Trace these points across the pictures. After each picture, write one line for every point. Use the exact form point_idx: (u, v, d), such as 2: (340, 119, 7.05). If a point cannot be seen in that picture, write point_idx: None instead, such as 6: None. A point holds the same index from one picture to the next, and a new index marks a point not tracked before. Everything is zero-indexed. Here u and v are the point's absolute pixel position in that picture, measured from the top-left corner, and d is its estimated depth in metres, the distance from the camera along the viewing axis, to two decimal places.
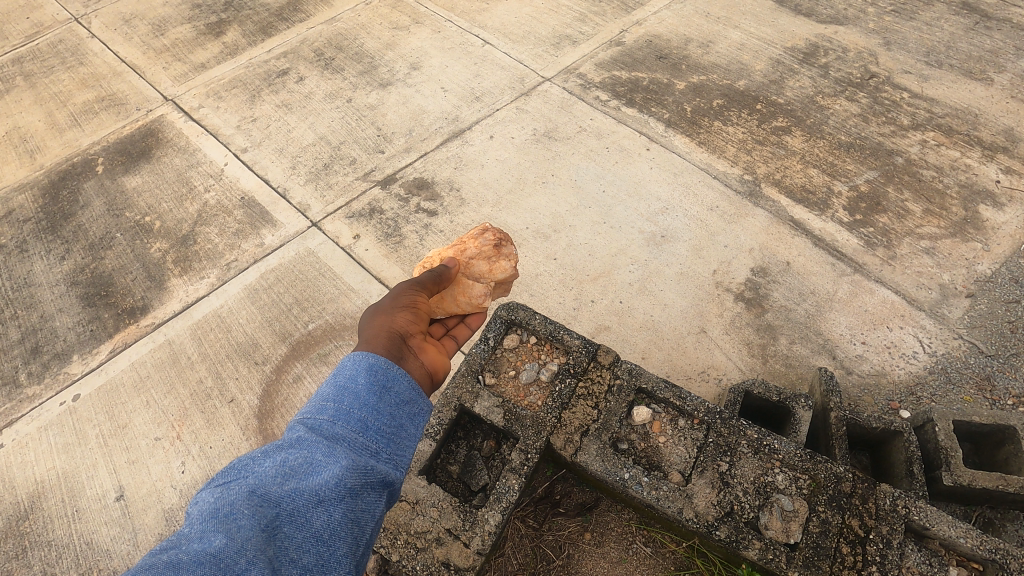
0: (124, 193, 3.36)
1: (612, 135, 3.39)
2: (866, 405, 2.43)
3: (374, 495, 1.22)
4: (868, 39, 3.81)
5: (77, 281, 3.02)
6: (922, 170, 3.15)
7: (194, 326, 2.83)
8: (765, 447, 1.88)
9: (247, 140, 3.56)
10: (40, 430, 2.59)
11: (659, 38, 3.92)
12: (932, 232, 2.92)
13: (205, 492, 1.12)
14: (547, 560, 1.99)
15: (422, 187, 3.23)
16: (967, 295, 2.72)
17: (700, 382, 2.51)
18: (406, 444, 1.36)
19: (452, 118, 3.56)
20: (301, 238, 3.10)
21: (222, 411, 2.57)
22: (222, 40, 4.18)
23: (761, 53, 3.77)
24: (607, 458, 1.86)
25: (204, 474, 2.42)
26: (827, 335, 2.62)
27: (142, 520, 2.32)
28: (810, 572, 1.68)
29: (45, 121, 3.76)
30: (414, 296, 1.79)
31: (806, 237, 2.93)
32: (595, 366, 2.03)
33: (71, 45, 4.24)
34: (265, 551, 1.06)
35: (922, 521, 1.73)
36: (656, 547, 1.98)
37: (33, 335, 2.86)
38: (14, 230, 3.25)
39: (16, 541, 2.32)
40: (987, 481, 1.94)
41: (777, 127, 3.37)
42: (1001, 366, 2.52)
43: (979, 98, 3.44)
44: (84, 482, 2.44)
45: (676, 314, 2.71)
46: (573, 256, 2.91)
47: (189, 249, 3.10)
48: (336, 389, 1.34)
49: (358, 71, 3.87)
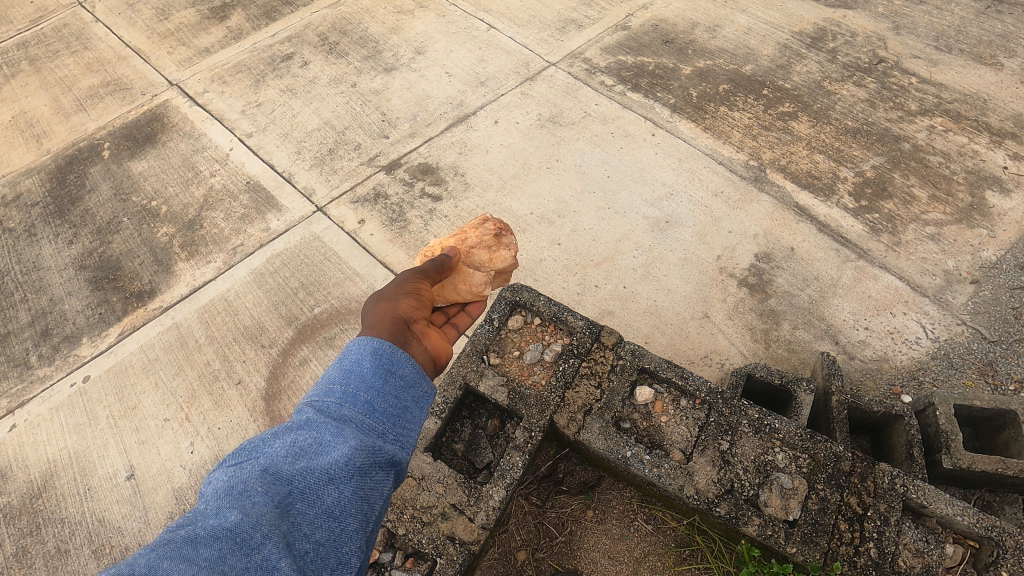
0: (131, 178, 3.38)
1: (617, 121, 3.38)
2: (868, 389, 2.45)
3: (382, 474, 1.25)
4: (877, 23, 3.78)
5: (85, 265, 3.05)
6: (930, 156, 3.13)
7: (201, 310, 2.86)
8: (765, 427, 1.91)
9: (252, 125, 3.56)
10: (51, 411, 2.63)
11: (665, 22, 3.89)
12: (938, 218, 2.92)
13: (218, 472, 1.14)
14: (550, 536, 2.03)
15: (426, 172, 3.24)
16: (971, 281, 2.73)
17: (703, 366, 2.53)
18: (412, 425, 1.39)
19: (457, 103, 3.56)
20: (306, 222, 3.11)
21: (229, 393, 2.60)
22: (227, 24, 4.18)
23: (769, 37, 3.74)
24: (610, 436, 1.89)
25: (213, 454, 2.46)
26: (830, 321, 2.63)
27: (152, 498, 2.37)
28: (809, 548, 1.71)
29: (51, 105, 3.77)
30: (417, 284, 1.81)
31: (811, 223, 2.93)
32: (598, 347, 2.05)
33: (77, 29, 4.24)
34: (279, 526, 1.09)
35: (920, 499, 1.75)
36: (658, 525, 2.01)
37: (44, 318, 2.90)
38: (22, 214, 3.28)
39: (30, 517, 2.37)
40: (987, 464, 1.96)
41: (783, 112, 3.35)
42: (1003, 352, 2.53)
43: (989, 83, 3.41)
44: (96, 462, 2.48)
45: (679, 299, 2.73)
46: (577, 241, 2.92)
47: (195, 234, 3.12)
48: (341, 371, 1.37)
49: (363, 55, 3.86)
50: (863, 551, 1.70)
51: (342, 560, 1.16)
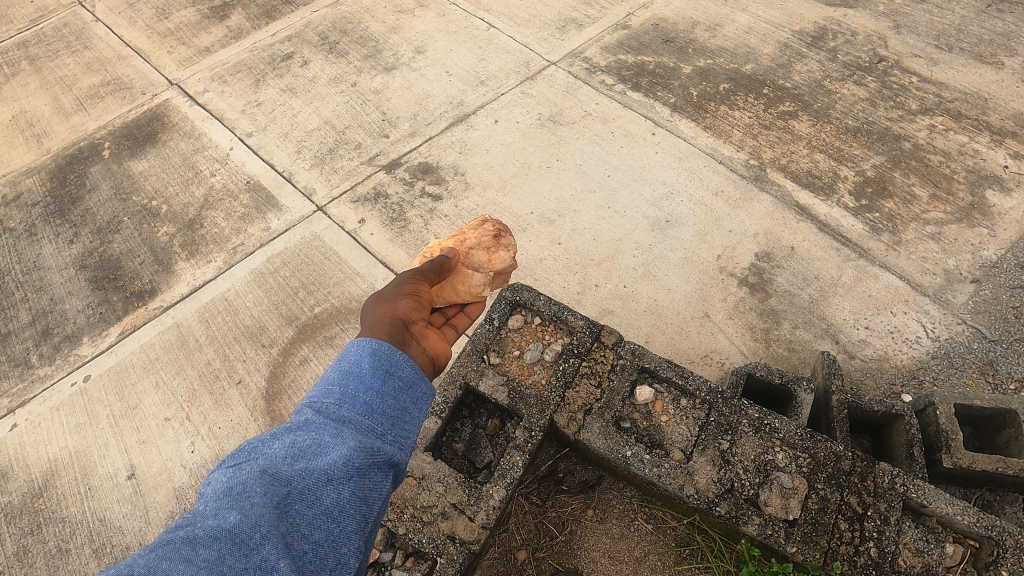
0: (131, 177, 3.38)
1: (617, 120, 3.38)
2: (868, 388, 2.45)
3: (381, 475, 1.25)
4: (878, 22, 3.77)
5: (86, 264, 3.05)
6: (930, 155, 3.13)
7: (201, 309, 2.86)
8: (765, 426, 1.91)
9: (253, 124, 3.56)
10: (52, 411, 2.63)
11: (665, 21, 3.89)
12: (938, 217, 2.92)
13: (218, 473, 1.14)
14: (550, 536, 2.03)
15: (426, 172, 3.24)
16: (971, 281, 2.72)
17: (703, 365, 2.53)
18: (410, 426, 1.39)
19: (457, 102, 3.56)
20: (307, 222, 3.12)
21: (230, 392, 2.61)
22: (227, 23, 4.18)
23: (769, 36, 3.74)
24: (610, 436, 1.89)
25: (213, 454, 2.46)
26: (830, 320, 2.63)
27: (153, 498, 2.37)
28: (809, 547, 1.71)
29: (51, 105, 3.77)
30: (416, 285, 1.82)
31: (811, 222, 2.93)
32: (598, 347, 2.05)
33: (77, 28, 4.24)
34: (278, 526, 1.09)
35: (920, 499, 1.75)
36: (657, 524, 2.01)
37: (44, 317, 2.90)
38: (23, 214, 3.28)
39: (31, 517, 2.37)
40: (987, 463, 1.96)
41: (783, 111, 3.35)
42: (1004, 352, 2.53)
43: (990, 82, 3.40)
44: (96, 461, 2.48)
45: (679, 298, 2.72)
46: (577, 240, 2.92)
47: (195, 234, 3.12)
48: (340, 373, 1.37)
49: (363, 55, 3.86)
50: (863, 550, 1.70)
51: (340, 561, 1.16)
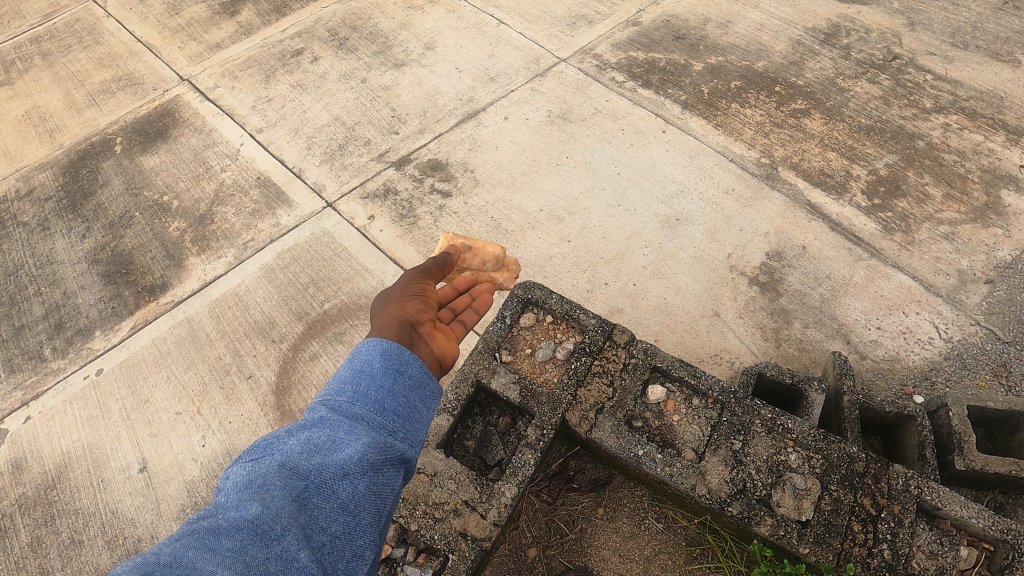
0: (143, 173, 3.40)
1: (627, 117, 3.36)
2: (879, 389, 2.43)
3: (393, 470, 1.25)
4: (892, 19, 3.73)
5: (98, 259, 3.08)
6: (944, 155, 3.10)
7: (212, 304, 2.88)
8: (779, 427, 1.90)
9: (263, 120, 3.57)
10: (65, 404, 2.66)
11: (676, 18, 3.86)
12: (951, 217, 2.89)
13: (236, 467, 1.15)
14: (560, 534, 2.04)
15: (436, 168, 3.24)
16: (985, 282, 2.70)
17: (713, 364, 2.53)
18: (419, 424, 1.39)
19: (466, 99, 3.55)
20: (316, 218, 3.12)
21: (241, 387, 2.62)
22: (237, 19, 4.19)
23: (781, 33, 3.71)
24: (622, 435, 1.89)
25: (224, 448, 2.48)
26: (841, 320, 2.62)
27: (164, 491, 2.40)
28: (821, 548, 1.71)
29: (63, 100, 3.80)
30: (423, 285, 1.82)
31: (823, 221, 2.91)
32: (610, 345, 2.05)
33: (88, 23, 4.27)
34: (297, 518, 1.09)
35: (935, 502, 1.74)
36: (668, 524, 2.01)
37: (57, 311, 2.93)
38: (35, 209, 3.31)
39: (44, 508, 2.40)
40: (1001, 466, 1.94)
41: (795, 109, 3.33)
42: (1018, 353, 2.51)
43: (1006, 81, 3.36)
44: (109, 454, 2.51)
45: (690, 297, 2.72)
46: (587, 238, 2.91)
47: (206, 229, 3.14)
48: (352, 371, 1.37)
49: (373, 51, 3.86)
50: (876, 552, 1.70)
51: (356, 553, 1.16)
